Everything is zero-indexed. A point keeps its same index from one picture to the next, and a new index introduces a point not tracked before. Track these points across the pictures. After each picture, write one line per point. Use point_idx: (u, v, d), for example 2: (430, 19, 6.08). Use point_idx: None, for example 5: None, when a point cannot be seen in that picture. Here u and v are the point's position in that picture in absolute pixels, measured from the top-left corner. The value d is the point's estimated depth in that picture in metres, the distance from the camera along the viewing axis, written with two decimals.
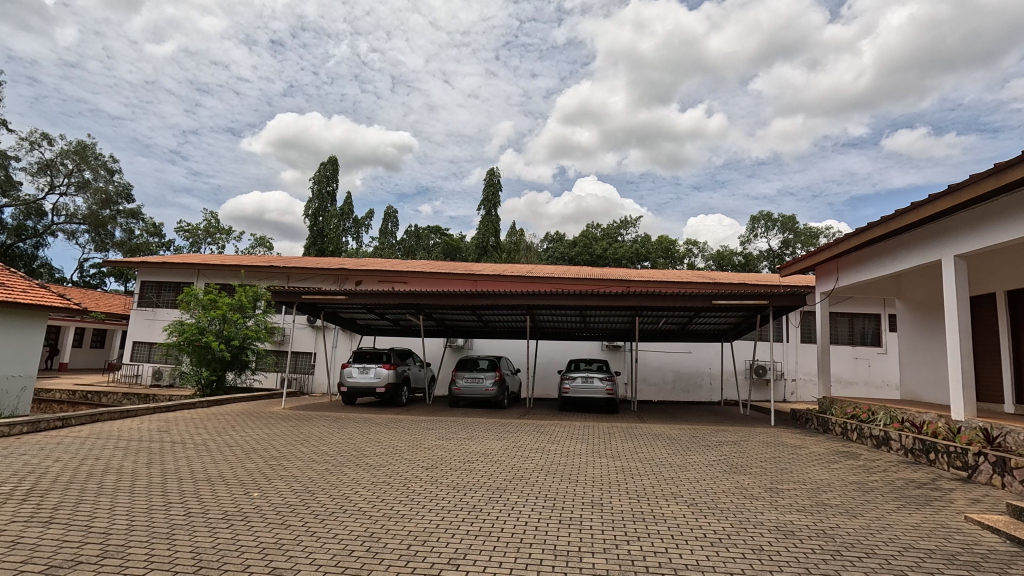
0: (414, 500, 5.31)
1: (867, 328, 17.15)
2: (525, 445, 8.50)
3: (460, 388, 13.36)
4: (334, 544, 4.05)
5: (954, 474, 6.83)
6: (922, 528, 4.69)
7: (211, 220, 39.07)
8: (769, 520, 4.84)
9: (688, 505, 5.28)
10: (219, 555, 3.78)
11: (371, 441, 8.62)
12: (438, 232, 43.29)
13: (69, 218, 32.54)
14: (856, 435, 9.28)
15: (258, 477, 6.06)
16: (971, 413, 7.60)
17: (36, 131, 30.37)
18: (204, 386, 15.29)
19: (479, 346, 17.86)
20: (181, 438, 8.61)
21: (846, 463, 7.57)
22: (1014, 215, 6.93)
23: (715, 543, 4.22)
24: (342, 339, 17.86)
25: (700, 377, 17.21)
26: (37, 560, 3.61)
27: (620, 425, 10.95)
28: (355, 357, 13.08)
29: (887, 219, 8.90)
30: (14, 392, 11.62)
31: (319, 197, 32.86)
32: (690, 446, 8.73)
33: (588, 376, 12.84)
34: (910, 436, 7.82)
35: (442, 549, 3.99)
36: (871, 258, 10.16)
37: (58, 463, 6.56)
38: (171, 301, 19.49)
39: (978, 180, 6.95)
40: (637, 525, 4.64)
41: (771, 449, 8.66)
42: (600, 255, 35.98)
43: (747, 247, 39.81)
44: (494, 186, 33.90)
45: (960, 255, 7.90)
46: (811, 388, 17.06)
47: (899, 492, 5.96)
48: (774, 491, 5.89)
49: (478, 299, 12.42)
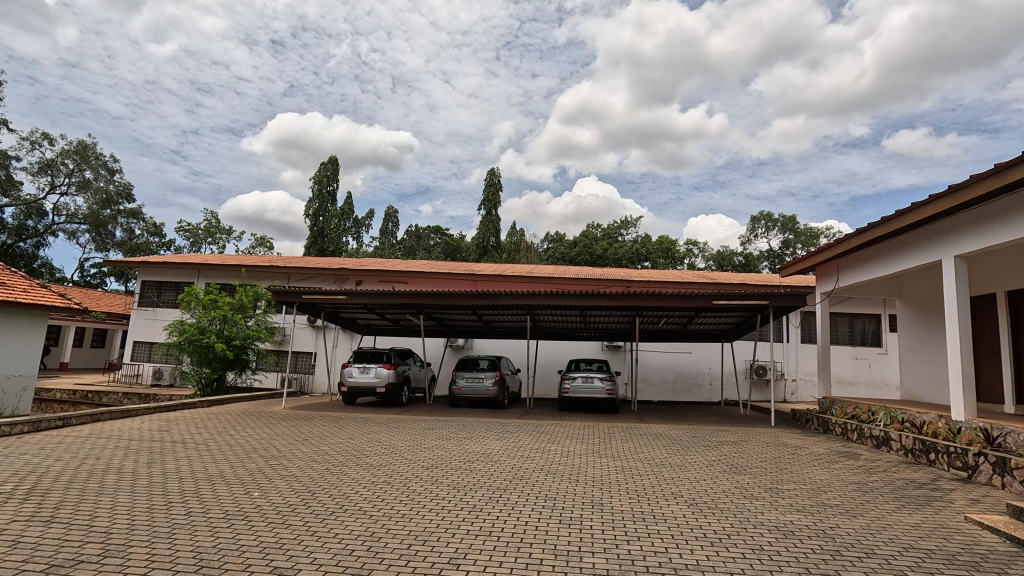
0: (414, 500, 5.31)
1: (867, 328, 17.16)
2: (525, 445, 8.51)
3: (460, 388, 13.37)
4: (334, 544, 4.05)
5: (954, 474, 6.83)
6: (922, 528, 4.69)
7: (211, 220, 39.09)
8: (768, 519, 4.85)
9: (688, 505, 5.28)
10: (219, 554, 3.79)
11: (371, 441, 8.63)
12: (439, 232, 43.29)
13: (69, 218, 32.54)
14: (856, 436, 9.29)
15: (258, 477, 6.07)
16: (971, 413, 7.60)
17: (36, 131, 30.37)
18: (205, 386, 15.31)
19: (479, 346, 17.88)
20: (181, 438, 8.61)
21: (846, 463, 7.58)
22: (1014, 216, 6.94)
23: (715, 543, 4.23)
24: (342, 339, 17.89)
25: (700, 377, 17.21)
26: (37, 560, 3.62)
27: (620, 425, 10.96)
28: (355, 357, 13.08)
29: (887, 219, 8.91)
30: (14, 392, 11.62)
31: (319, 197, 32.87)
32: (690, 446, 8.74)
33: (588, 377, 12.85)
34: (910, 436, 7.82)
35: (442, 549, 3.99)
36: (872, 258, 10.17)
37: (58, 463, 6.56)
38: (172, 301, 19.50)
39: (978, 181, 6.97)
40: (637, 525, 4.65)
41: (771, 449, 8.66)
42: (600, 256, 35.98)
43: (747, 248, 39.76)
44: (494, 186, 33.91)
45: (960, 255, 7.91)
46: (811, 388, 17.07)
47: (899, 491, 5.97)
48: (774, 491, 5.90)
49: (478, 299, 12.43)
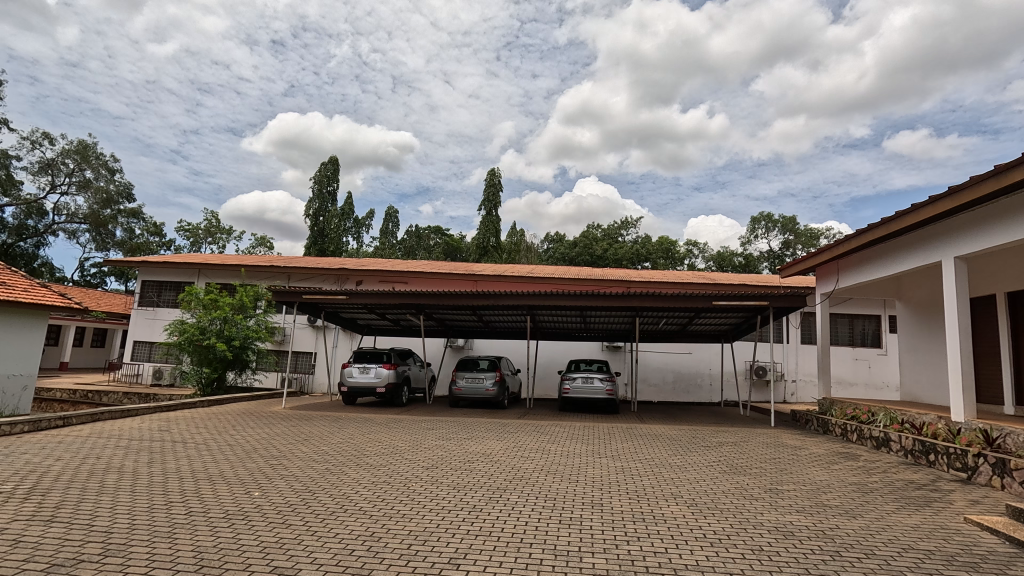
0: (414, 500, 5.32)
1: (867, 329, 17.17)
2: (525, 446, 8.52)
3: (460, 388, 13.37)
4: (335, 544, 4.06)
5: (953, 476, 6.84)
6: (921, 529, 4.70)
7: (211, 220, 39.11)
8: (768, 520, 4.85)
9: (688, 506, 5.29)
10: (219, 554, 3.79)
11: (371, 441, 8.64)
12: (439, 232, 43.29)
13: (70, 217, 32.56)
14: (856, 437, 9.29)
15: (258, 477, 6.07)
16: (971, 414, 7.61)
17: (37, 130, 30.40)
18: (205, 386, 15.33)
19: (479, 346, 17.89)
20: (181, 438, 8.60)
21: (845, 464, 7.59)
22: (1013, 217, 6.95)
23: (716, 543, 4.24)
24: (342, 339, 17.90)
25: (700, 378, 17.22)
26: (38, 559, 3.63)
27: (620, 426, 10.96)
28: (356, 357, 13.09)
29: (887, 220, 8.92)
30: (14, 391, 11.64)
31: (319, 197, 32.87)
32: (690, 446, 8.74)
33: (589, 377, 12.84)
34: (910, 437, 7.82)
35: (442, 549, 4.00)
36: (872, 259, 10.17)
37: (59, 463, 6.56)
38: (172, 300, 19.50)
39: (978, 182, 6.97)
40: (637, 525, 4.66)
41: (771, 449, 8.66)
42: (600, 256, 36.01)
43: (747, 248, 39.74)
44: (494, 186, 33.92)
45: (960, 257, 7.91)
46: (811, 388, 17.07)
47: (899, 492, 5.98)
48: (774, 491, 5.90)
49: (478, 299, 12.43)
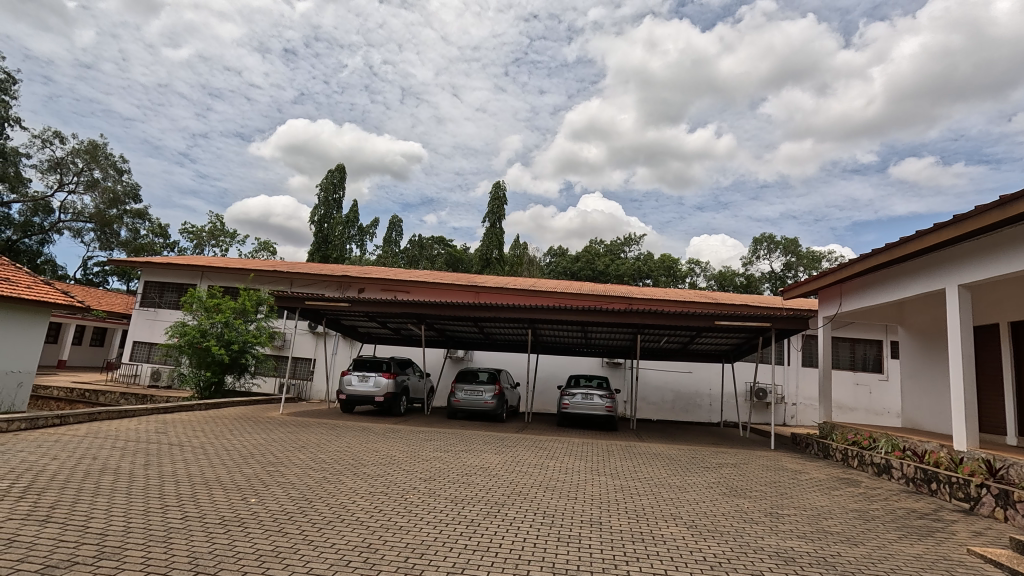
0: (412, 512, 5.26)
1: (868, 353, 17.13)
2: (524, 460, 8.46)
3: (459, 400, 13.29)
4: (330, 553, 4.04)
5: (955, 506, 6.77)
6: (923, 559, 4.65)
7: (216, 223, 39.27)
8: (767, 545, 4.79)
9: (687, 527, 5.24)
10: (215, 560, 3.77)
11: (368, 450, 8.62)
12: (443, 242, 43.47)
13: (75, 216, 32.77)
14: (857, 463, 9.20)
15: (255, 483, 6.06)
16: (973, 444, 7.57)
17: (48, 129, 30.83)
18: (203, 389, 15.24)
19: (479, 358, 18.03)
20: (178, 441, 8.56)
21: (846, 489, 7.54)
22: (1018, 248, 6.97)
23: (713, 566, 4.19)
24: (343, 347, 18.06)
25: (699, 398, 17.14)
26: (32, 560, 3.58)
27: (620, 444, 10.84)
28: (355, 365, 13.02)
29: (891, 246, 8.94)
30: (10, 388, 11.60)
31: (325, 204, 33.08)
32: (689, 466, 8.69)
33: (588, 393, 12.72)
34: (911, 465, 7.75)
35: (439, 563, 3.95)
36: (875, 284, 10.18)
37: (54, 461, 6.54)
38: (173, 302, 19.48)
39: (982, 212, 7.04)
40: (635, 546, 4.59)
41: (771, 472, 8.61)
42: (602, 272, 36.14)
43: (748, 269, 39.57)
44: (500, 199, 34.03)
45: (963, 286, 7.93)
46: (810, 413, 16.99)
47: (900, 521, 5.92)
48: (774, 515, 5.86)
49: (479, 311, 12.44)
